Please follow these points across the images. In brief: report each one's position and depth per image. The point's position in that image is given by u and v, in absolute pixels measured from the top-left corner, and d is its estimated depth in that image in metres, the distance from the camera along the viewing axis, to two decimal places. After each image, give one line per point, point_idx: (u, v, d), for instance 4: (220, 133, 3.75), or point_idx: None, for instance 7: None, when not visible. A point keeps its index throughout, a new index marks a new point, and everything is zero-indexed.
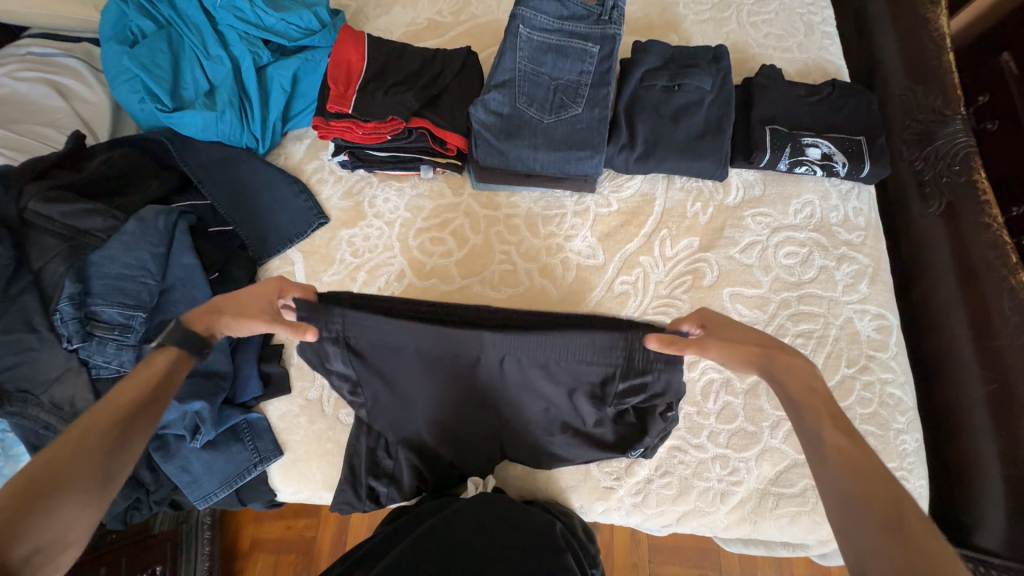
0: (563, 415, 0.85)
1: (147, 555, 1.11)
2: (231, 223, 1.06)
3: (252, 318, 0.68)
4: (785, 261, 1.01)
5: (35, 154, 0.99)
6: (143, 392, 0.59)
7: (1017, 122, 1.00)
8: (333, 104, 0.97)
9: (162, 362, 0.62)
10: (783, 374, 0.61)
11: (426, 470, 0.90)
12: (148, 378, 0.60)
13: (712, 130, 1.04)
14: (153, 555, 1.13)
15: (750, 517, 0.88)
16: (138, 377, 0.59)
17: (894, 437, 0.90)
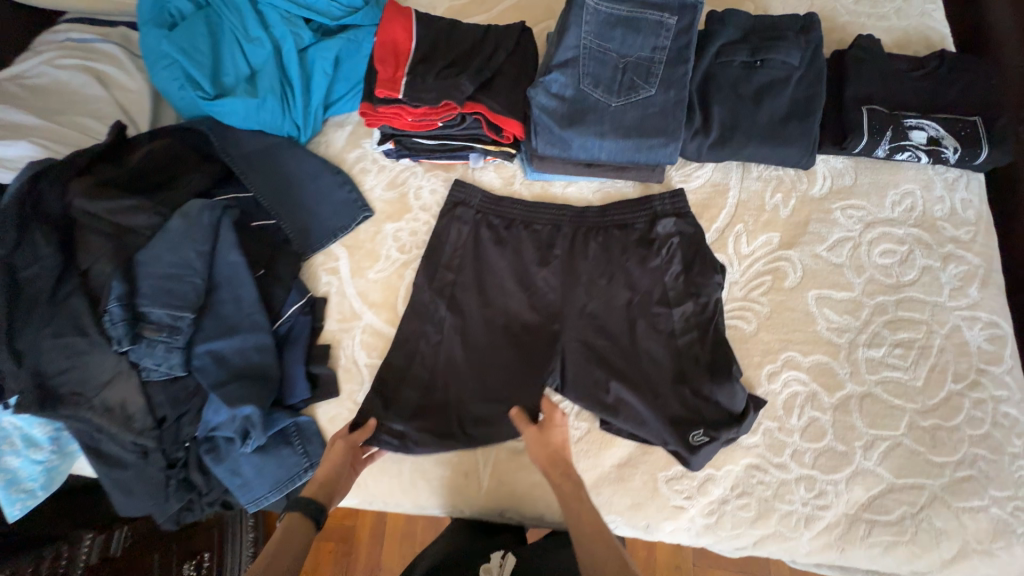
0: (621, 335, 0.90)
1: (195, 541, 1.20)
2: (273, 215, 1.01)
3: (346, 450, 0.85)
4: (881, 261, 0.90)
5: (77, 146, 0.96)
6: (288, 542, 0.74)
7: None
8: (381, 88, 0.88)
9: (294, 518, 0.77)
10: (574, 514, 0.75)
11: (477, 387, 0.90)
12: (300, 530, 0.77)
13: (799, 113, 0.92)
14: (200, 541, 1.21)
15: (837, 544, 0.80)
16: (288, 528, 0.76)
17: (1009, 463, 0.79)
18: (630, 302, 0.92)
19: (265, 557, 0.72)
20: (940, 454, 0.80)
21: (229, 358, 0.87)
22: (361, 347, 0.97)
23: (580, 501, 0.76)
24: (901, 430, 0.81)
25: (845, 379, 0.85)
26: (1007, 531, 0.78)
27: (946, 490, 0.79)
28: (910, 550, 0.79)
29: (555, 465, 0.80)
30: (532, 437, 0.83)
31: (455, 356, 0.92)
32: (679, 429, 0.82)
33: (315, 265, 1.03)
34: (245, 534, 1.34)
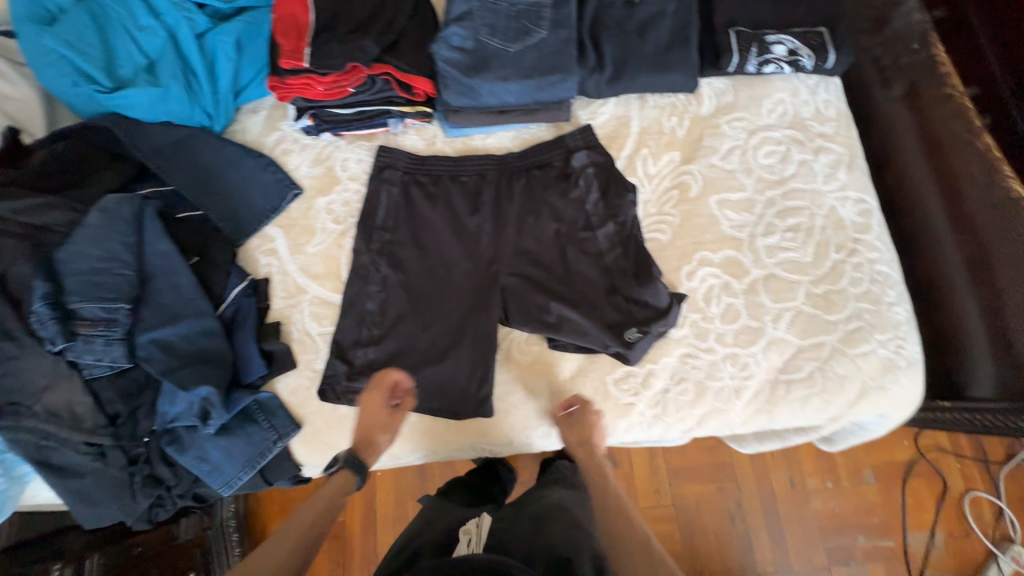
0: (555, 261, 0.98)
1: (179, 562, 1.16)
2: (198, 206, 1.01)
3: (383, 411, 0.90)
4: (765, 161, 1.02)
5: None
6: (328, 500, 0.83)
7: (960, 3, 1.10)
8: (287, 58, 0.90)
9: (336, 483, 0.86)
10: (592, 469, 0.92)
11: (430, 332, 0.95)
12: (341, 490, 0.85)
13: (679, 41, 1.03)
14: (185, 561, 1.17)
15: (765, 407, 0.92)
16: (329, 489, 0.84)
17: (887, 310, 0.94)
18: (558, 232, 1.00)
19: (323, 503, 0.82)
20: (834, 313, 0.93)
21: (176, 345, 0.86)
22: (311, 317, 0.99)
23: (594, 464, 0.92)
24: (800, 300, 0.94)
25: (750, 266, 0.96)
26: (893, 367, 0.92)
27: (842, 342, 0.92)
28: (822, 398, 0.91)
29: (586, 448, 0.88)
30: (562, 423, 0.90)
31: (404, 308, 0.97)
32: (616, 331, 0.91)
33: (251, 249, 1.04)
34: (230, 547, 1.31)
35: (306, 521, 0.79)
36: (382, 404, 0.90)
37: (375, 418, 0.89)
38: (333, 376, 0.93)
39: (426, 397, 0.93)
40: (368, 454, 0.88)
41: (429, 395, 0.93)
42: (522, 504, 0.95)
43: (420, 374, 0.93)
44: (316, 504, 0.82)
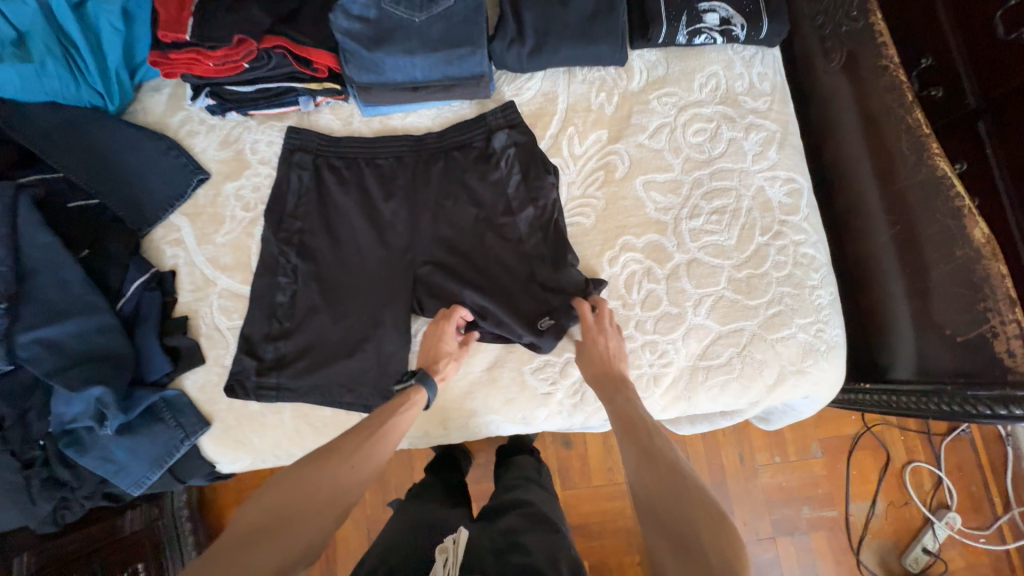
0: (473, 247, 0.94)
1: (126, 554, 1.10)
2: (92, 193, 0.94)
3: (451, 338, 0.88)
4: (694, 139, 0.98)
5: None
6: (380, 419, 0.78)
7: None
8: (165, 31, 0.83)
9: (397, 401, 0.81)
10: (611, 394, 0.80)
11: (342, 324, 0.92)
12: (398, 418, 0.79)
13: (604, 9, 0.96)
14: (133, 554, 1.12)
15: (684, 393, 0.91)
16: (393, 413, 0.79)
17: (809, 293, 0.92)
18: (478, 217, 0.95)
19: (370, 434, 0.75)
20: (755, 298, 0.91)
21: (66, 344, 0.83)
22: (220, 311, 0.95)
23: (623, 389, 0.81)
24: (721, 285, 0.92)
25: (673, 251, 0.93)
26: (812, 350, 0.91)
27: (762, 327, 0.91)
28: (740, 384, 0.91)
29: (603, 373, 0.83)
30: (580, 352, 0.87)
31: (316, 300, 0.93)
32: (529, 321, 0.89)
33: (155, 239, 0.98)
34: (185, 541, 1.25)
35: (348, 455, 0.72)
36: (451, 336, 0.88)
37: (450, 343, 0.88)
38: (241, 371, 0.90)
39: (339, 391, 0.90)
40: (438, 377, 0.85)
41: (342, 389, 0.90)
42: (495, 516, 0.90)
43: (332, 367, 0.90)
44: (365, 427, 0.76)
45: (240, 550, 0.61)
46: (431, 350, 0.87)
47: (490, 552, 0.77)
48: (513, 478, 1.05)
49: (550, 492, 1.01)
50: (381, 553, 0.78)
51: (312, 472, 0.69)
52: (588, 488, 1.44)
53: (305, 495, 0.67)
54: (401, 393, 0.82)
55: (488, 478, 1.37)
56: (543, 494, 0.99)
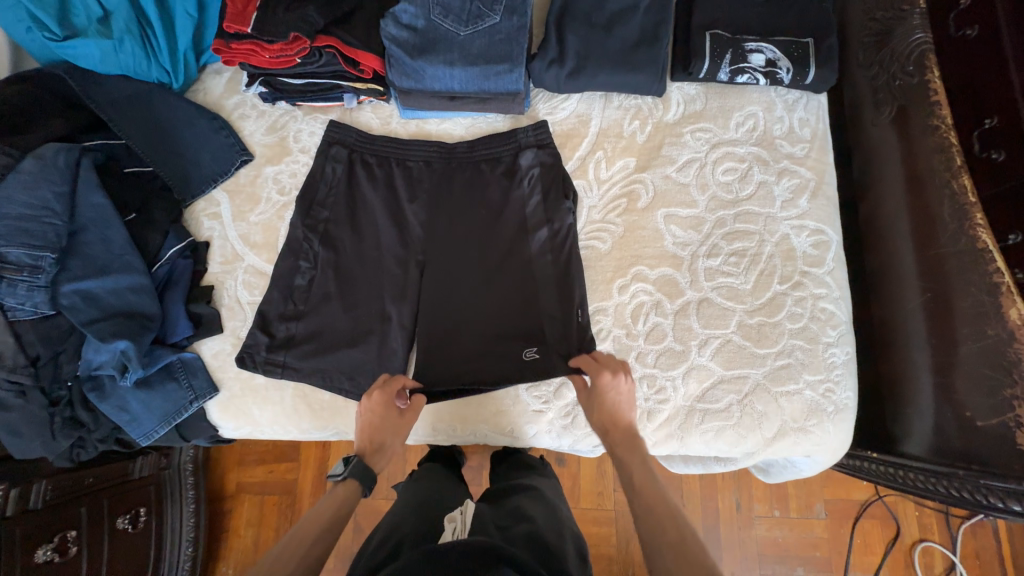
0: (484, 259, 0.96)
1: (130, 498, 1.16)
2: (149, 162, 1.02)
3: (387, 410, 0.83)
4: (723, 178, 0.96)
5: None
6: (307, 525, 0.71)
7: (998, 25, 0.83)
8: (230, 23, 0.89)
9: (330, 501, 0.76)
10: (626, 461, 0.75)
11: (352, 315, 0.96)
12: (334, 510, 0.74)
13: (648, 39, 0.97)
14: (137, 497, 1.18)
15: (677, 433, 0.90)
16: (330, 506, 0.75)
17: (822, 350, 0.89)
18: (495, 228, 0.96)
19: (312, 515, 0.73)
20: (764, 346, 0.89)
21: (101, 297, 0.90)
22: (243, 285, 1.00)
23: (637, 455, 0.75)
24: (730, 328, 0.90)
25: (685, 287, 0.92)
26: (818, 410, 0.88)
27: (767, 377, 0.88)
28: (737, 432, 0.89)
29: (612, 427, 0.79)
30: (586, 402, 0.83)
31: (333, 289, 0.97)
32: (518, 343, 0.90)
33: (197, 210, 1.05)
34: (186, 491, 1.30)
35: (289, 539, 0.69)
36: (389, 406, 0.84)
37: (389, 417, 0.83)
38: (253, 345, 0.95)
39: (340, 378, 0.93)
40: (375, 460, 0.81)
41: (343, 376, 0.93)
42: (503, 496, 0.91)
43: (336, 353, 0.94)
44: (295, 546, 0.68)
45: None
46: (366, 429, 0.82)
47: (494, 527, 0.79)
48: (514, 465, 1.05)
49: (553, 477, 1.01)
50: (390, 527, 0.79)
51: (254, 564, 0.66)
52: (579, 509, 1.42)
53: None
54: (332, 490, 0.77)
55: (477, 483, 1.37)
56: (547, 481, 0.99)
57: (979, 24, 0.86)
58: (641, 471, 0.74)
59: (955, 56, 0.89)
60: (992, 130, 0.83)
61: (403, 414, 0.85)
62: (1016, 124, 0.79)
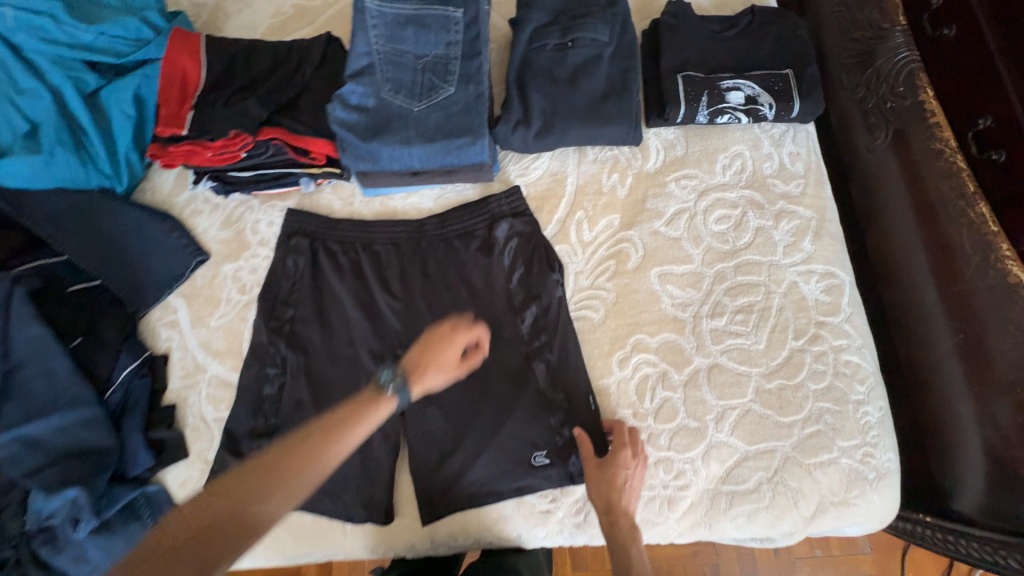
0: None
1: None
2: (97, 277, 0.95)
3: (451, 352, 0.73)
4: (716, 228, 0.89)
5: None
6: (321, 435, 0.63)
7: (979, 25, 0.78)
8: (164, 126, 0.82)
9: (362, 407, 0.67)
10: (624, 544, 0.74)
11: None
12: (364, 416, 0.66)
13: (617, 90, 0.90)
14: None
15: (704, 520, 0.79)
16: (364, 408, 0.67)
17: (853, 411, 0.80)
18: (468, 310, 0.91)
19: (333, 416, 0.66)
20: (788, 415, 0.79)
21: (46, 440, 0.81)
22: (207, 401, 0.91)
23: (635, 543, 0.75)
24: (748, 397, 0.81)
25: (692, 353, 0.83)
26: (859, 479, 0.78)
27: (797, 449, 0.78)
28: (771, 515, 0.78)
29: (614, 508, 0.76)
30: (593, 473, 0.78)
31: (305, 397, 0.88)
32: (525, 447, 0.82)
33: (153, 320, 0.97)
34: None
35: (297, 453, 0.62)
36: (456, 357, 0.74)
37: (450, 355, 0.74)
38: (223, 470, 0.85)
39: (321, 498, 0.83)
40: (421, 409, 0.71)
41: (324, 496, 0.83)
42: None
43: None
44: (292, 460, 0.61)
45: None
46: (422, 355, 0.73)
47: None
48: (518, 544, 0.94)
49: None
50: None
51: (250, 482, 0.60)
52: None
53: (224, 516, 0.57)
54: (373, 388, 0.69)
55: None
56: None
57: (954, 24, 0.82)
58: (636, 559, 0.74)
59: (943, 62, 0.83)
60: (992, 130, 0.76)
61: (461, 363, 0.75)
62: (1014, 124, 0.74)
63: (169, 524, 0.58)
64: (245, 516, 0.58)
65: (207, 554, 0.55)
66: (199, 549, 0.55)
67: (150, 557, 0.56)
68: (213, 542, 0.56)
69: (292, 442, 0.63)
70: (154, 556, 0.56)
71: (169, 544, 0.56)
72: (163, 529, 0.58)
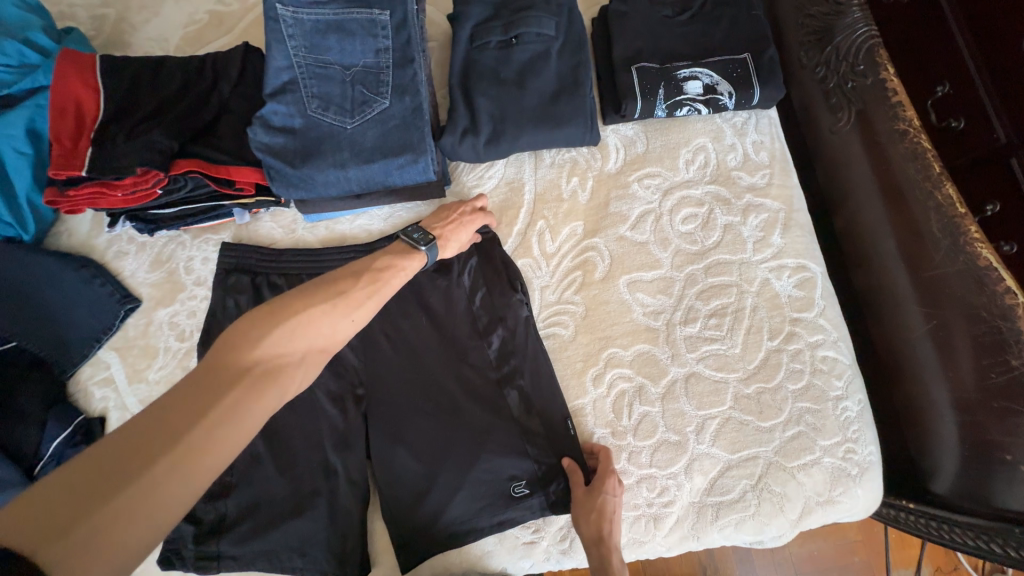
0: (436, 380, 0.81)
1: None
2: (10, 338, 0.85)
3: (467, 221, 0.82)
4: (683, 228, 0.84)
5: None
6: (349, 279, 0.68)
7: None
8: (56, 169, 0.71)
9: (395, 255, 0.74)
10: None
11: (291, 474, 0.80)
12: (392, 278, 0.72)
13: (568, 87, 0.83)
14: None
15: (691, 534, 0.77)
16: (390, 271, 0.72)
17: (833, 408, 0.78)
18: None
19: (348, 269, 0.70)
20: (768, 419, 0.77)
21: None
22: None
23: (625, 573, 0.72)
24: (727, 404, 0.78)
25: (668, 363, 0.80)
26: (843, 476, 0.77)
27: (779, 454, 0.76)
28: (758, 521, 0.76)
29: (604, 538, 0.72)
30: (581, 502, 0.74)
31: (261, 449, 0.81)
32: (502, 480, 0.78)
33: (83, 379, 0.88)
34: None
35: (321, 295, 0.65)
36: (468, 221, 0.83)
37: (466, 235, 0.82)
38: (178, 537, 0.79)
39: (289, 556, 0.78)
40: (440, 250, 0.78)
41: (292, 554, 0.78)
42: None
43: (278, 529, 0.78)
44: (325, 309, 0.64)
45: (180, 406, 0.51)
46: (443, 220, 0.81)
47: None
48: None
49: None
50: None
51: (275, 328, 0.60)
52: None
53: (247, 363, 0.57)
54: (404, 250, 0.76)
55: None
56: None
57: None
58: None
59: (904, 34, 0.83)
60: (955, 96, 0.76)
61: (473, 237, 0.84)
62: (972, 89, 0.74)
63: (196, 379, 0.54)
64: (283, 369, 0.59)
65: (249, 403, 0.55)
66: (247, 400, 0.54)
67: (176, 404, 0.51)
68: (259, 395, 0.56)
69: (324, 294, 0.65)
70: (182, 403, 0.51)
71: (199, 394, 0.53)
72: (185, 389, 0.53)
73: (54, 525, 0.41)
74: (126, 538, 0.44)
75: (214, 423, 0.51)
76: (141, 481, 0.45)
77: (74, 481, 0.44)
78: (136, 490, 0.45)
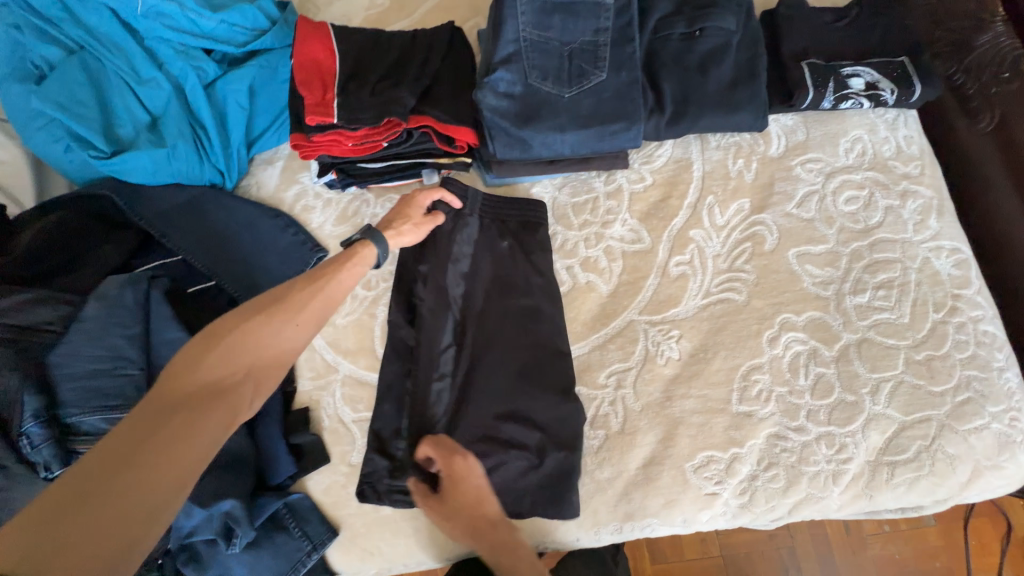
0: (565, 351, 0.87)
1: None
2: (210, 276, 0.88)
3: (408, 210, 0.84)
4: (847, 208, 0.92)
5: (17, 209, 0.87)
6: (294, 287, 0.68)
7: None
8: (312, 114, 0.80)
9: (342, 256, 0.74)
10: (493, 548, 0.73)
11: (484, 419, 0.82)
12: (338, 274, 0.71)
13: (745, 77, 0.92)
14: None
15: (865, 492, 0.81)
16: (334, 267, 0.72)
17: (997, 376, 0.83)
18: (607, 296, 0.90)
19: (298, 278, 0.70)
20: (938, 384, 0.82)
21: None
22: (344, 402, 0.86)
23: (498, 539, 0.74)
24: (900, 368, 0.83)
25: (840, 329, 0.86)
26: (1008, 442, 0.81)
27: (951, 417, 0.81)
28: (931, 482, 0.80)
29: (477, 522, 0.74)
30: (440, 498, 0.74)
31: (455, 392, 0.84)
32: (683, 429, 0.83)
33: None
34: None
35: (263, 307, 0.65)
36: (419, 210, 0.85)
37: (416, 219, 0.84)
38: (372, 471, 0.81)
39: None
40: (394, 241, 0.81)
41: None
42: None
43: None
44: (266, 319, 0.64)
45: (128, 434, 0.52)
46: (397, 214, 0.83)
47: None
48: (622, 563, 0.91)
49: None
50: None
51: (215, 346, 0.61)
52: (664, 565, 1.19)
53: (190, 382, 0.58)
54: (347, 250, 0.75)
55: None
56: None
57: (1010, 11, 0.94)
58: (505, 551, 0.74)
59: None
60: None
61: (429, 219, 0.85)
62: None
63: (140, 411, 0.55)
64: (229, 385, 0.60)
65: (198, 421, 0.56)
66: (195, 420, 0.56)
67: (128, 430, 0.53)
68: (207, 409, 0.57)
69: (267, 305, 0.65)
70: (133, 429, 0.53)
71: (147, 418, 0.54)
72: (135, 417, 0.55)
73: (4, 568, 0.42)
74: (94, 560, 0.46)
75: (159, 447, 0.52)
76: (89, 512, 0.47)
77: (31, 521, 0.46)
78: (82, 523, 0.46)
